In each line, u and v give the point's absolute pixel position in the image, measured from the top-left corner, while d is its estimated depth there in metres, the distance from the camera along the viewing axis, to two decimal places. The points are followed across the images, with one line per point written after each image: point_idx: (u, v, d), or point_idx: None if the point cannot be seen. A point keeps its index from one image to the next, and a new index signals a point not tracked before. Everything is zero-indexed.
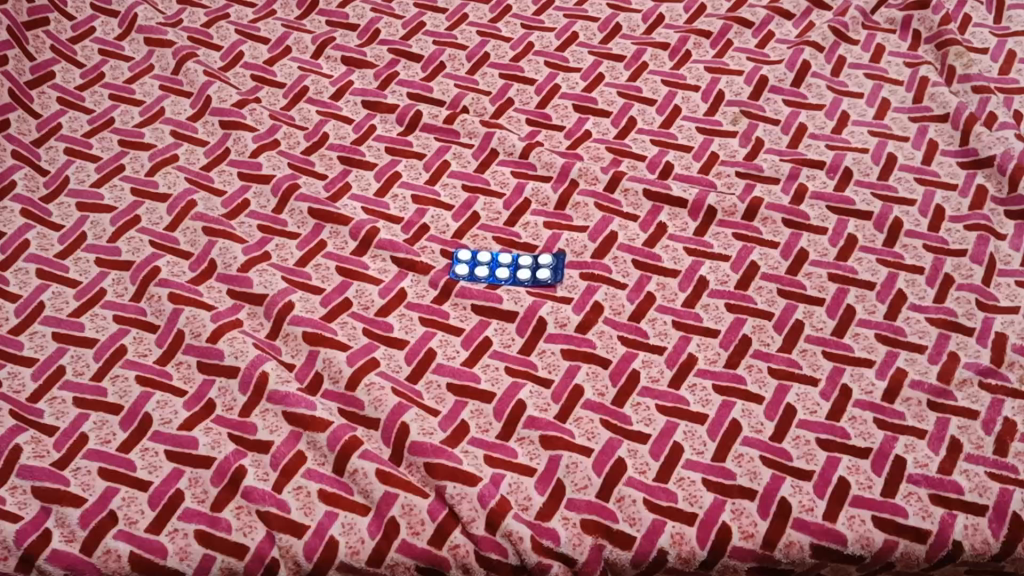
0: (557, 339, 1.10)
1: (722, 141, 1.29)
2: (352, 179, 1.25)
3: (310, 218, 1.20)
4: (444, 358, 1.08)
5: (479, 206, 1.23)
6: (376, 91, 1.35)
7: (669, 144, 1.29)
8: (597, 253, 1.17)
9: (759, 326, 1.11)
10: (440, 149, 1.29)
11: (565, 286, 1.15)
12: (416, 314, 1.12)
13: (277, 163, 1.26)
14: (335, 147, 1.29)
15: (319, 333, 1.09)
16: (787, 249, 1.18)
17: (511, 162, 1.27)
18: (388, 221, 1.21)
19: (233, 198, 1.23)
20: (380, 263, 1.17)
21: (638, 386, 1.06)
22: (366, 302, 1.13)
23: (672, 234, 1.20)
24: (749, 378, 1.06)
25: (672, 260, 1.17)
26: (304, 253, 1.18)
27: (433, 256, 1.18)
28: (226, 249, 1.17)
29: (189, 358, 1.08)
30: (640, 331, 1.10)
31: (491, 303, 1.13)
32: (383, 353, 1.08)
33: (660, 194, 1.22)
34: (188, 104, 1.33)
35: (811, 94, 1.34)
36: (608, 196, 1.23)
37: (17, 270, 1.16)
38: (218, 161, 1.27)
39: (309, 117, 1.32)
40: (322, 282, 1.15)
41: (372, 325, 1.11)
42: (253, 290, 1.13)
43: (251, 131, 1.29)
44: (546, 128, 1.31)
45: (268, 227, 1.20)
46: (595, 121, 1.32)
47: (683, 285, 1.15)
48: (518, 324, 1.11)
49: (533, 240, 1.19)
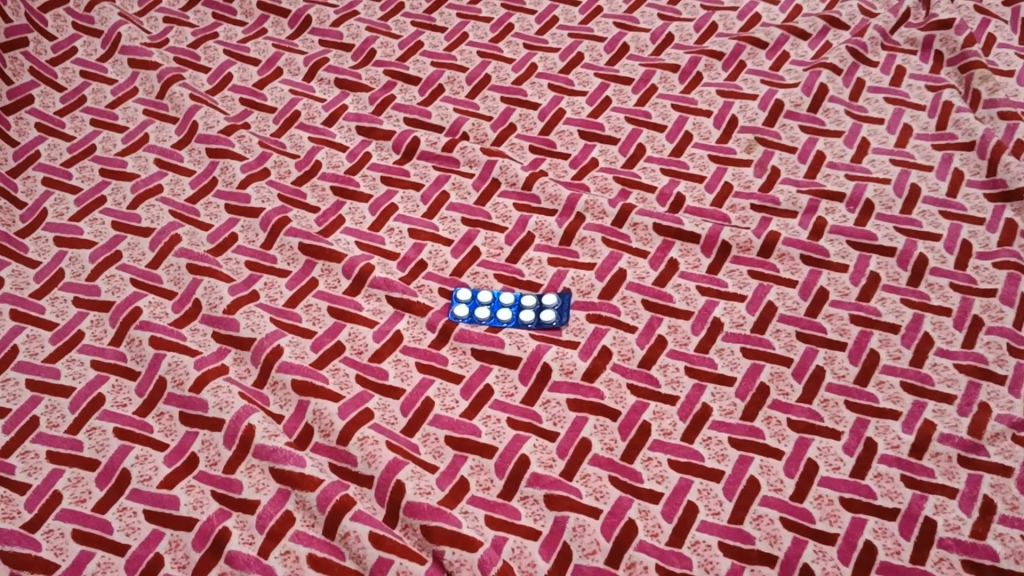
0: (562, 388, 1.03)
1: (736, 170, 1.23)
2: (345, 212, 1.19)
3: (301, 254, 1.14)
4: (442, 408, 1.02)
5: (480, 241, 1.16)
6: (371, 116, 1.28)
7: (680, 174, 1.22)
8: (604, 292, 1.11)
9: (777, 373, 1.04)
10: (438, 179, 1.22)
11: (570, 328, 1.08)
12: (413, 359, 1.06)
13: (266, 195, 1.19)
14: (328, 176, 1.22)
15: (309, 381, 1.03)
16: (806, 288, 1.11)
17: (513, 193, 1.20)
18: (384, 257, 1.15)
19: (219, 232, 1.16)
20: (375, 304, 1.10)
21: (649, 439, 1.00)
22: (359, 346, 1.07)
23: (684, 271, 1.13)
24: (767, 432, 1.00)
25: (684, 300, 1.10)
26: (294, 292, 1.11)
27: (431, 295, 1.11)
28: (211, 288, 1.10)
29: (171, 408, 1.01)
30: (651, 379, 1.04)
31: (492, 347, 1.06)
32: (377, 402, 1.02)
33: (670, 229, 1.16)
34: (173, 130, 1.27)
35: (830, 119, 1.27)
36: (615, 230, 1.16)
37: None
38: (204, 192, 1.20)
39: (300, 144, 1.26)
40: (313, 324, 1.08)
41: (366, 371, 1.04)
42: (240, 333, 1.07)
43: (239, 160, 1.23)
44: (550, 156, 1.25)
45: (256, 264, 1.14)
46: (602, 148, 1.25)
47: (696, 328, 1.08)
48: (520, 371, 1.05)
49: (537, 277, 1.13)
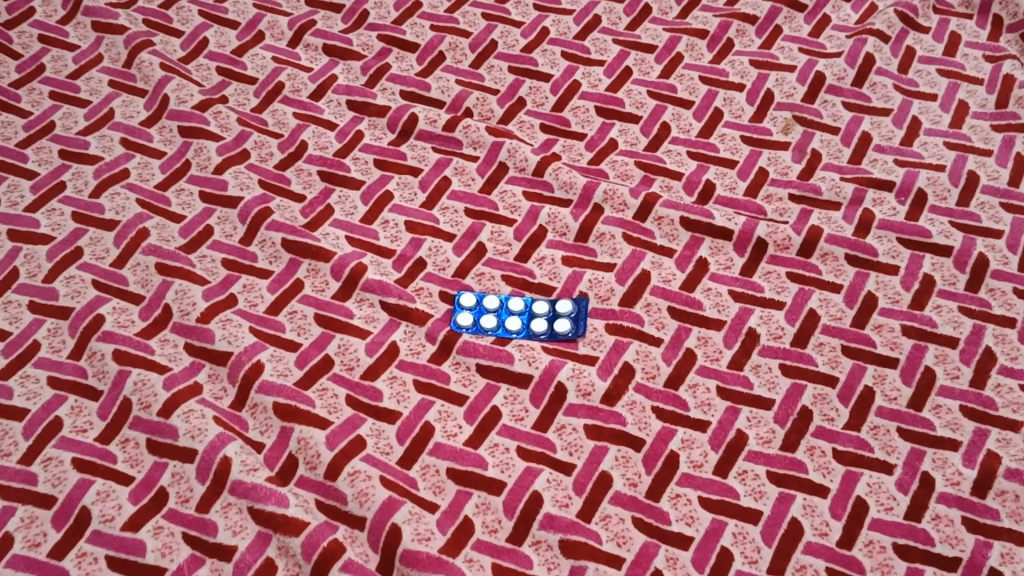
0: (579, 411, 0.91)
1: (772, 153, 1.09)
2: (333, 201, 1.06)
3: (284, 252, 1.01)
4: (444, 435, 0.90)
5: (485, 236, 1.04)
6: (364, 89, 1.15)
7: (709, 158, 1.09)
8: (626, 298, 0.98)
9: (821, 395, 0.93)
10: (439, 163, 1.09)
11: (587, 340, 0.96)
12: (410, 376, 0.94)
13: (246, 182, 1.07)
14: (315, 159, 1.09)
15: (293, 404, 0.91)
16: (852, 294, 0.99)
17: (523, 180, 1.07)
18: (378, 254, 1.02)
19: (192, 224, 1.04)
20: (368, 310, 0.98)
21: (677, 472, 0.88)
22: (349, 361, 0.95)
23: (715, 273, 1.01)
24: (810, 466, 0.89)
25: (715, 307, 0.98)
26: (277, 297, 0.99)
27: (430, 300, 0.99)
28: (183, 292, 0.98)
29: (138, 435, 0.90)
30: (679, 402, 0.92)
31: (499, 363, 0.95)
32: (369, 428, 0.90)
33: (699, 223, 1.03)
34: (142, 105, 1.13)
35: (876, 95, 1.14)
36: (637, 225, 1.03)
37: (6, 304, 0.98)
38: (175, 177, 1.07)
39: (284, 122, 1.12)
40: (298, 334, 0.96)
41: (357, 391, 0.93)
42: (215, 346, 0.95)
43: (215, 140, 1.09)
44: (563, 136, 1.11)
45: (234, 263, 1.01)
46: (622, 127, 1.12)
47: (728, 340, 0.96)
48: (531, 391, 0.93)
49: (550, 280, 1.00)
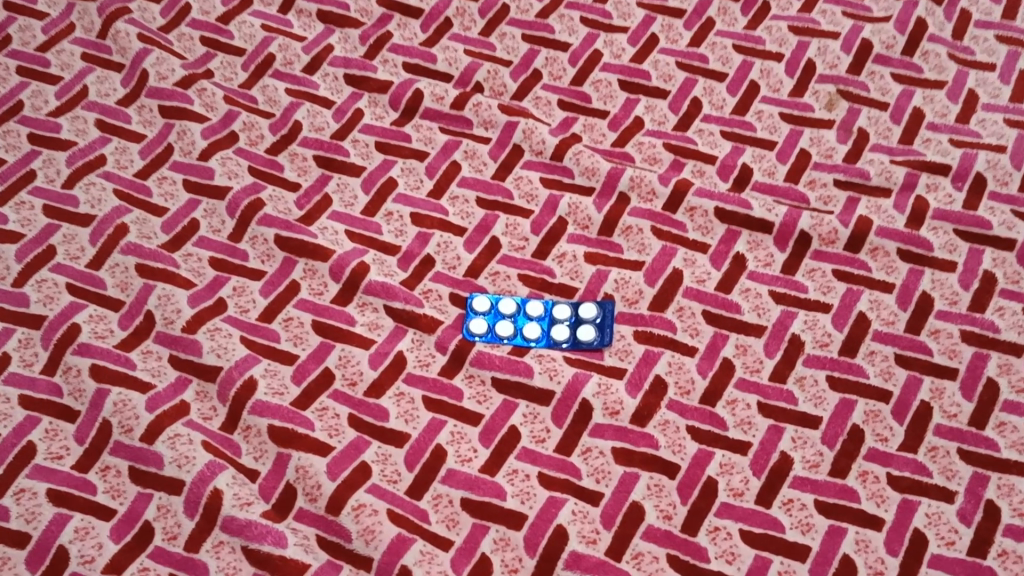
0: (606, 432, 0.83)
1: (815, 132, 0.99)
2: (331, 190, 0.96)
3: (278, 250, 0.92)
4: (457, 460, 0.82)
5: (500, 229, 0.94)
6: (363, 62, 1.04)
7: (745, 138, 0.99)
8: (656, 301, 0.89)
9: (873, 412, 0.84)
10: (447, 146, 0.99)
11: (614, 350, 0.87)
12: (419, 393, 0.85)
13: (234, 169, 0.97)
14: (310, 143, 0.99)
15: (290, 427, 0.82)
16: (905, 295, 0.90)
17: (540, 165, 0.97)
18: (381, 251, 0.93)
19: (176, 218, 0.94)
20: (371, 316, 0.89)
21: (716, 502, 0.80)
22: (352, 375, 0.86)
23: (753, 270, 0.91)
24: (863, 494, 0.80)
25: (755, 311, 0.89)
26: (271, 301, 0.89)
27: (440, 304, 0.90)
28: (166, 297, 0.89)
29: (119, 462, 0.82)
30: (716, 420, 0.83)
31: (517, 377, 0.86)
32: (375, 453, 0.82)
33: (736, 215, 0.93)
34: (118, 82, 1.03)
35: (929, 66, 1.03)
36: (667, 216, 0.94)
37: None
38: (157, 164, 0.97)
39: (275, 99, 1.02)
40: (294, 345, 0.87)
41: (360, 410, 0.84)
42: (203, 360, 0.86)
43: (200, 122, 0.99)
44: (583, 114, 1.01)
45: (222, 262, 0.91)
46: (649, 103, 1.02)
47: (769, 349, 0.87)
48: (553, 409, 0.84)
49: (571, 280, 0.91)
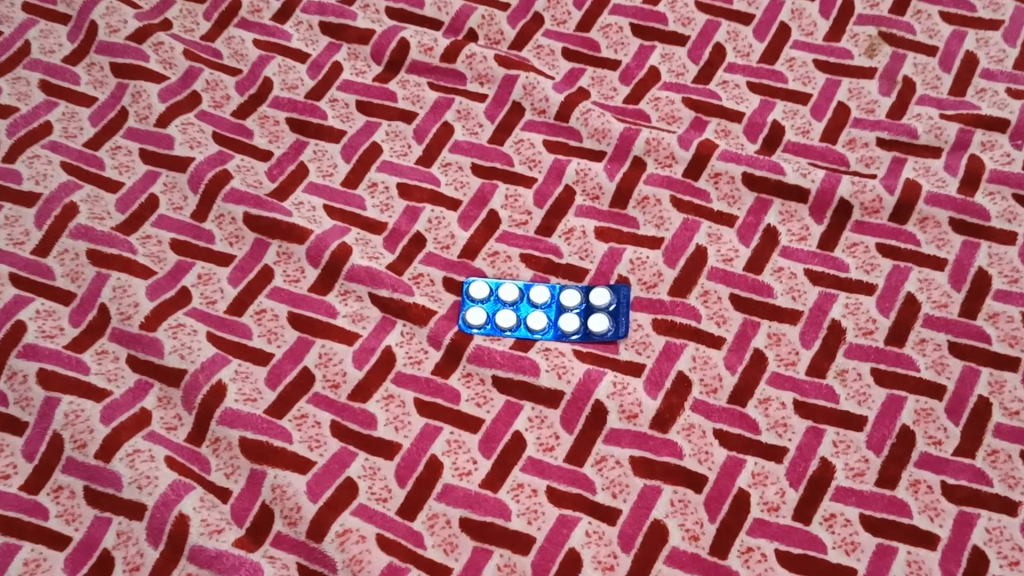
0: (623, 439, 0.73)
1: (854, 83, 0.87)
2: (307, 158, 0.85)
3: (248, 230, 0.81)
4: (454, 474, 0.72)
5: (499, 201, 0.83)
6: (340, 7, 0.92)
7: (774, 91, 0.87)
8: (677, 284, 0.79)
9: (924, 411, 0.74)
10: (437, 105, 0.87)
11: (630, 342, 0.77)
12: (411, 395, 0.75)
13: (197, 137, 0.85)
14: (282, 103, 0.87)
15: (264, 440, 0.73)
16: (959, 273, 0.79)
17: (543, 125, 0.86)
18: (365, 229, 0.82)
19: (132, 194, 0.83)
20: (355, 306, 0.79)
21: (748, 518, 0.70)
22: (334, 376, 0.76)
23: (787, 246, 0.80)
24: (914, 507, 0.71)
25: (789, 294, 0.78)
26: (241, 291, 0.79)
27: (432, 291, 0.79)
28: (123, 289, 0.78)
29: (73, 481, 0.72)
30: (748, 423, 0.74)
31: (521, 376, 0.76)
32: (362, 467, 0.72)
33: (766, 181, 0.82)
34: (64, 35, 0.91)
35: (982, 3, 0.90)
36: (688, 184, 0.83)
37: None
38: (109, 132, 0.86)
39: (242, 53, 0.90)
40: (268, 341, 0.77)
41: (344, 416, 0.74)
42: (165, 361, 0.76)
43: (157, 81, 0.88)
44: (591, 65, 0.89)
45: (185, 245, 0.81)
46: (665, 51, 0.90)
47: (806, 338, 0.77)
48: (562, 412, 0.74)
49: (580, 260, 0.80)
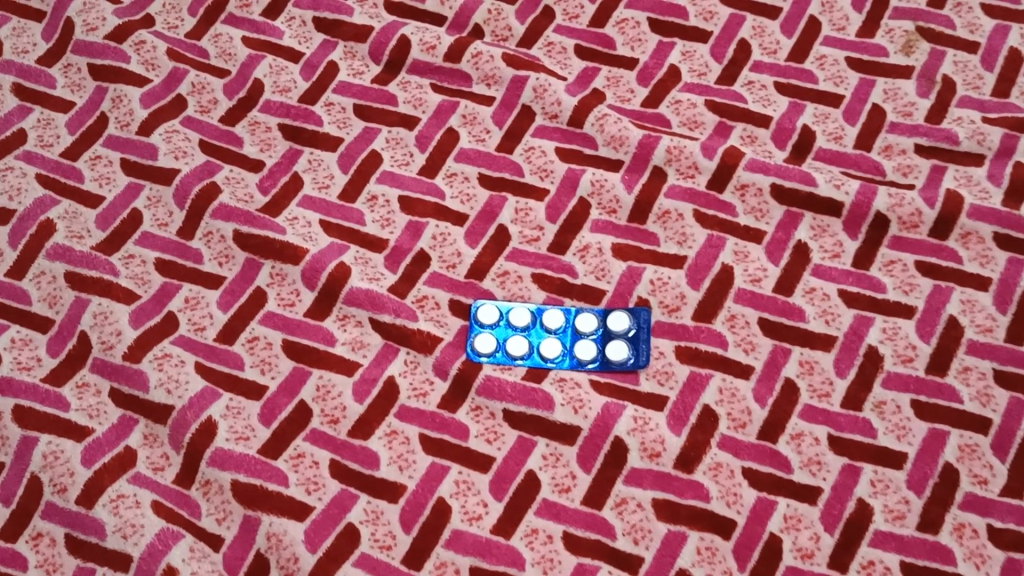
0: (644, 480, 0.68)
1: (889, 83, 0.81)
2: (301, 168, 0.79)
3: (238, 249, 0.75)
4: (463, 519, 0.67)
5: (508, 215, 0.77)
6: (336, 2, 0.86)
7: (804, 92, 0.81)
8: (701, 308, 0.73)
9: (969, 447, 0.69)
10: (441, 109, 0.81)
11: (651, 372, 0.71)
12: (415, 431, 0.70)
13: (182, 146, 0.79)
14: (274, 108, 0.81)
15: (258, 483, 0.67)
16: (1005, 292, 0.73)
17: (555, 131, 0.80)
18: (365, 246, 0.76)
19: (113, 210, 0.77)
20: (355, 332, 0.73)
21: (780, 566, 0.65)
22: (332, 411, 0.70)
23: (819, 264, 0.75)
24: (959, 553, 0.66)
25: (822, 318, 0.73)
26: (231, 317, 0.73)
27: (437, 315, 0.74)
28: (104, 315, 0.73)
29: (53, 528, 0.67)
30: (779, 461, 0.68)
31: (534, 410, 0.70)
32: (364, 511, 0.67)
33: (796, 193, 0.76)
34: (39, 34, 0.86)
35: None
36: (712, 197, 0.77)
37: None
38: (88, 140, 0.80)
39: (230, 52, 0.84)
40: (261, 373, 0.71)
41: (344, 455, 0.69)
42: (150, 396, 0.70)
43: (139, 85, 0.82)
44: (606, 63, 0.83)
45: (171, 266, 0.75)
46: (685, 49, 0.84)
47: (841, 367, 0.71)
48: (579, 450, 0.69)
49: (596, 280, 0.75)
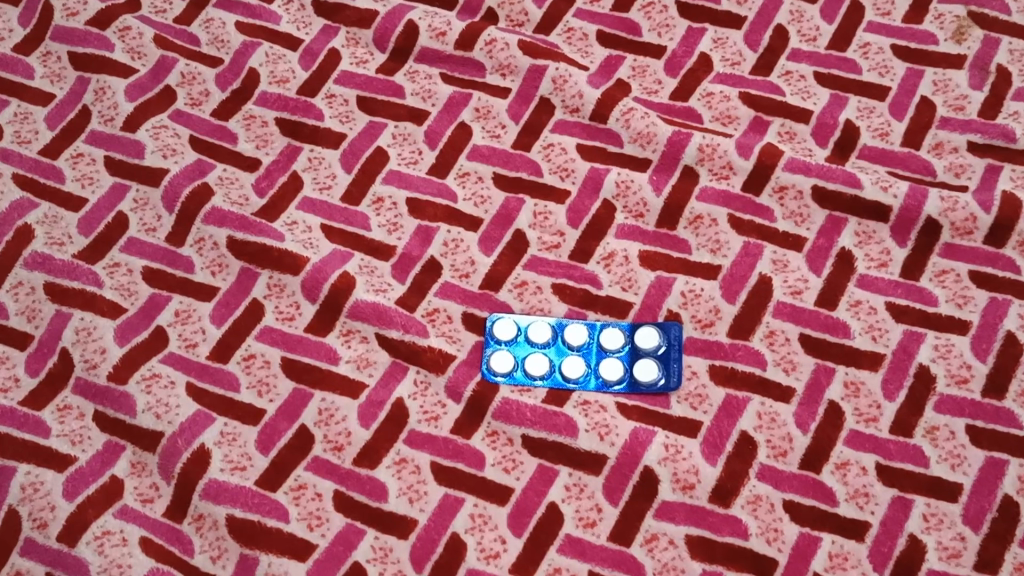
0: (677, 514, 0.62)
1: (938, 74, 0.75)
2: (300, 167, 0.73)
3: (232, 257, 0.69)
4: (479, 557, 0.61)
5: (526, 219, 0.71)
6: None
7: (846, 83, 0.75)
8: (737, 323, 0.67)
9: None
10: (452, 102, 0.75)
11: (683, 394, 0.65)
12: (427, 458, 0.64)
13: (171, 143, 0.73)
14: (271, 101, 0.75)
15: (256, 518, 0.62)
16: None
17: (576, 126, 0.74)
18: (370, 254, 0.70)
19: (96, 214, 0.71)
20: (360, 349, 0.67)
21: None
22: (336, 437, 0.64)
23: (865, 274, 0.68)
24: None
25: (868, 334, 0.67)
26: (225, 332, 0.67)
27: (450, 330, 0.68)
28: (88, 331, 0.67)
29: (33, 567, 0.61)
30: (823, 492, 0.63)
31: (556, 436, 0.64)
32: (371, 549, 0.61)
33: (839, 196, 0.70)
34: (16, 19, 0.79)
35: None
36: (748, 200, 0.71)
37: None
38: (69, 136, 0.74)
39: (222, 39, 0.78)
40: (258, 394, 0.65)
41: (350, 486, 0.63)
42: (137, 421, 0.64)
43: (124, 75, 0.76)
44: (631, 51, 0.77)
45: (160, 275, 0.69)
46: (717, 35, 0.77)
47: (889, 389, 0.65)
48: (605, 480, 0.63)
49: (622, 291, 0.69)
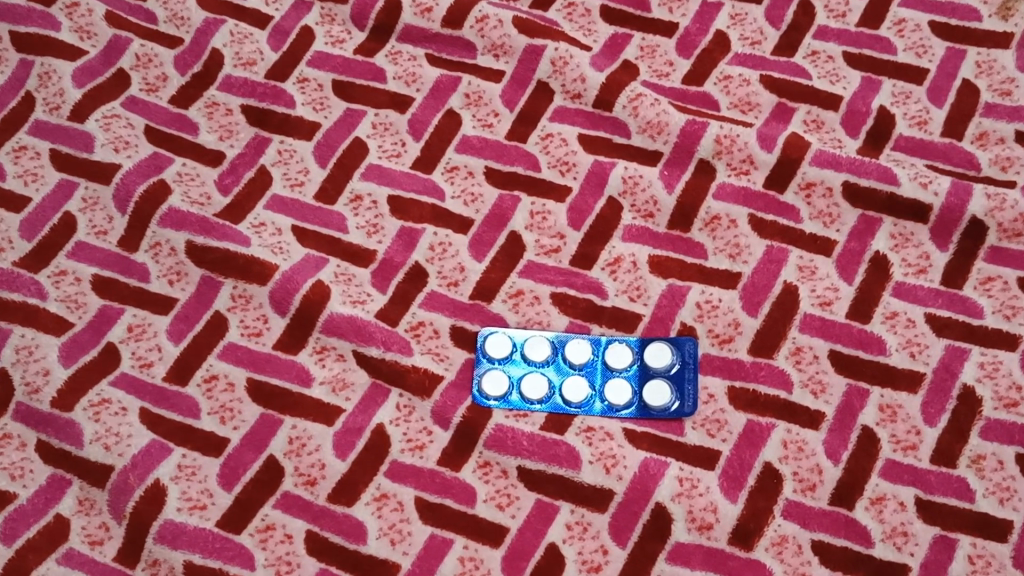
0: (693, 558, 0.55)
1: (982, 54, 0.67)
2: (270, 161, 0.65)
3: (193, 265, 0.62)
4: None
5: (522, 219, 0.63)
6: None
7: (879, 64, 0.67)
8: (759, 339, 0.60)
9: None
10: (439, 87, 0.67)
11: (699, 420, 0.58)
12: (411, 494, 0.57)
13: (124, 135, 0.65)
14: (236, 86, 0.68)
15: (217, 565, 0.55)
16: None
17: (578, 114, 0.67)
18: (347, 259, 0.62)
19: (40, 215, 0.63)
20: (336, 368, 0.60)
21: None
22: (309, 470, 0.57)
23: (902, 282, 0.61)
24: None
25: (906, 350, 0.59)
26: (184, 350, 0.60)
27: (437, 346, 0.60)
28: (30, 350, 0.60)
29: None
30: (857, 531, 0.55)
31: (557, 469, 0.57)
32: None
33: (873, 193, 0.63)
34: None
35: None
36: (770, 198, 0.63)
37: None
38: (10, 126, 0.66)
39: (182, 15, 0.70)
40: (221, 421, 0.58)
41: (324, 526, 0.56)
42: (84, 453, 0.57)
43: (71, 58, 0.68)
44: (639, 29, 0.70)
45: (111, 284, 0.61)
46: (735, 10, 0.70)
47: (929, 413, 0.58)
48: (612, 519, 0.56)
49: (630, 301, 0.61)
